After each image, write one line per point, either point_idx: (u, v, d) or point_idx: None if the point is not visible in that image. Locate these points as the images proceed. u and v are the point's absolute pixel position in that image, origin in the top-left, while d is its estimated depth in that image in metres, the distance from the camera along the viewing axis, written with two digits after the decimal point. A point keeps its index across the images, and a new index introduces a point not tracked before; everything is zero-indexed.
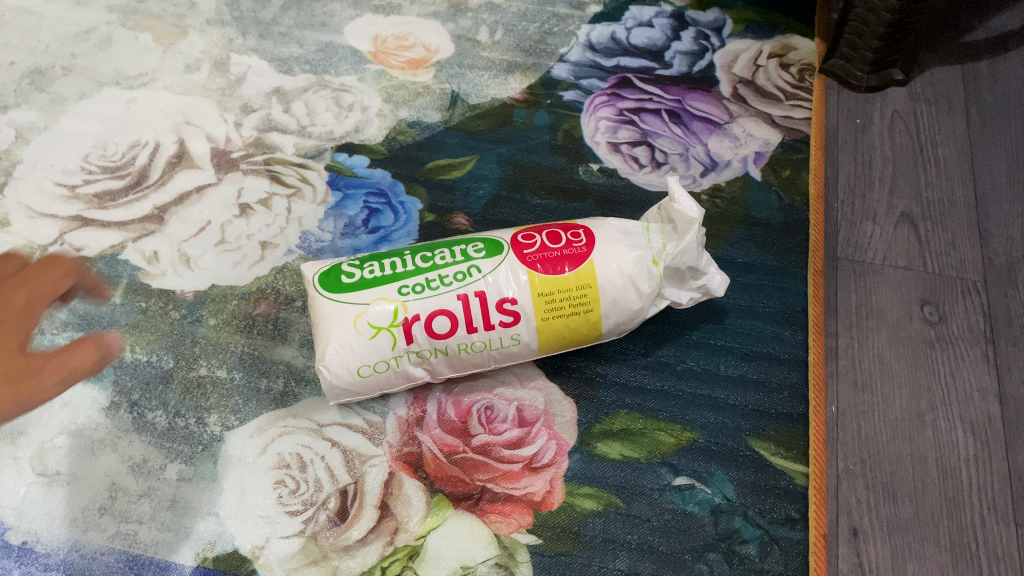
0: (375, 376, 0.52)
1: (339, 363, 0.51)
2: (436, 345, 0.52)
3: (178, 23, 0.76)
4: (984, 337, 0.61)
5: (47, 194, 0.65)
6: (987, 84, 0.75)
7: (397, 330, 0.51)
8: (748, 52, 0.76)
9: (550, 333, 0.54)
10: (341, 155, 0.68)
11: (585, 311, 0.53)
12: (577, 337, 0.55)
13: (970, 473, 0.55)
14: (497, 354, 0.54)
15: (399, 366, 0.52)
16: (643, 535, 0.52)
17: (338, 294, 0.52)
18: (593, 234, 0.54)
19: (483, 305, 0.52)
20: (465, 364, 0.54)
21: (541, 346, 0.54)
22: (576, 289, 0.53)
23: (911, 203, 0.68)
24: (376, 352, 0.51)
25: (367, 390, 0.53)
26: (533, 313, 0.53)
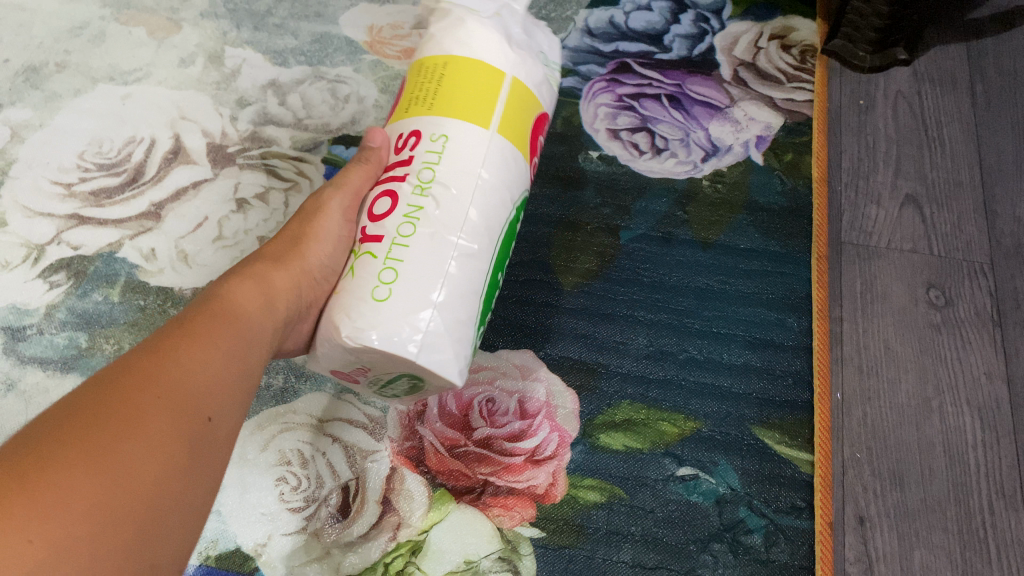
0: (397, 288, 0.45)
1: (354, 313, 0.45)
2: (401, 218, 0.48)
3: (172, 16, 0.76)
4: (990, 320, 0.60)
5: (43, 192, 0.64)
6: (992, 63, 0.74)
7: (367, 249, 0.48)
8: (749, 33, 0.75)
9: (447, 106, 0.52)
10: (337, 147, 0.67)
11: (445, 68, 0.54)
12: (489, 88, 0.53)
13: (977, 457, 0.54)
14: (447, 162, 0.50)
15: (403, 259, 0.46)
16: (647, 526, 0.51)
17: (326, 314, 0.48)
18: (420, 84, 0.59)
19: (398, 165, 0.52)
20: (438, 203, 0.48)
21: (466, 120, 0.52)
22: (423, 82, 0.55)
23: (916, 184, 0.67)
24: (372, 277, 0.46)
25: (411, 311, 0.44)
26: (424, 118, 0.53)
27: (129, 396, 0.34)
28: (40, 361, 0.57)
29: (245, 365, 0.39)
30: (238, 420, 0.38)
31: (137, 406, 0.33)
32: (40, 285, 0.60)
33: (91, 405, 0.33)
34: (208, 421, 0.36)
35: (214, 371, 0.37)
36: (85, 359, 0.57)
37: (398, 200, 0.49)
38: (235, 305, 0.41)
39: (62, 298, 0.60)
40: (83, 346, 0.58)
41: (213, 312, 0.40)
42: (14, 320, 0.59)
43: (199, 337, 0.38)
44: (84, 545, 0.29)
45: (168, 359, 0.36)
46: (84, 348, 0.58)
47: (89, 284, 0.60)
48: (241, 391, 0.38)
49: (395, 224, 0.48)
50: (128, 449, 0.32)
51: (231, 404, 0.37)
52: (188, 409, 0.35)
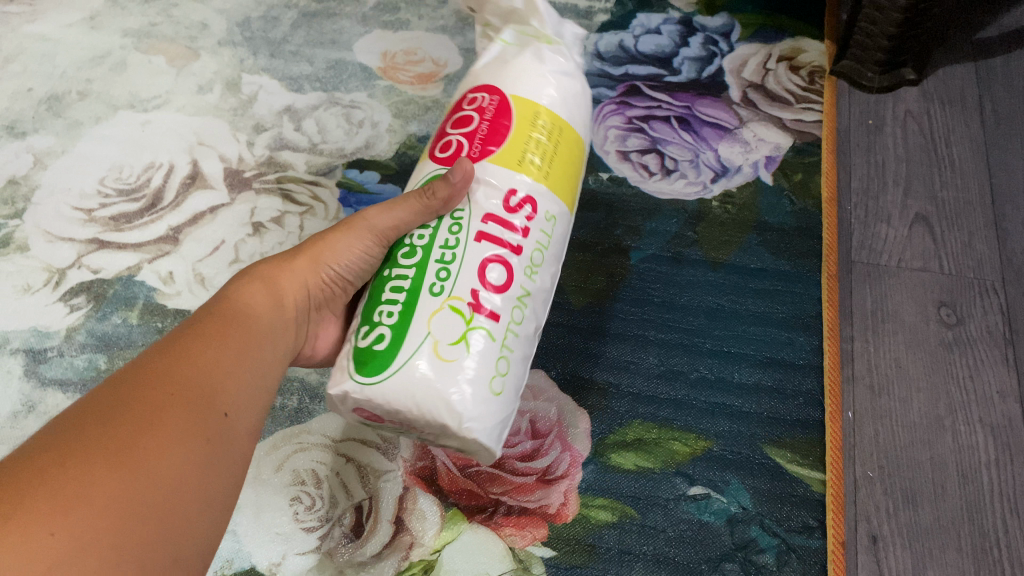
0: (504, 381, 0.40)
1: (473, 402, 0.38)
2: (515, 302, 0.42)
3: (190, 44, 0.77)
4: (1003, 338, 0.60)
5: (65, 217, 0.66)
6: (1001, 82, 0.75)
7: (479, 322, 0.40)
8: (758, 55, 0.75)
9: (561, 187, 0.46)
10: (352, 171, 0.69)
11: (559, 135, 0.47)
12: (570, 165, 0.48)
13: (991, 477, 0.54)
14: (551, 252, 0.45)
15: (513, 350, 0.41)
16: (659, 545, 0.51)
17: (385, 367, 0.38)
18: (491, 89, 0.48)
19: (511, 221, 0.43)
20: (542, 285, 0.44)
21: (563, 201, 0.46)
22: (531, 129, 0.46)
23: (926, 203, 0.67)
24: (485, 359, 0.39)
25: (508, 405, 0.41)
26: (536, 183, 0.45)
27: (146, 395, 0.33)
28: (60, 383, 0.58)
29: (260, 365, 0.39)
30: (253, 420, 0.38)
31: (155, 403, 0.33)
32: (61, 308, 0.61)
33: (113, 403, 0.32)
34: (224, 417, 0.35)
35: (230, 369, 0.37)
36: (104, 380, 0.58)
37: (514, 272, 0.42)
38: (252, 304, 0.41)
39: (82, 320, 0.61)
40: (102, 368, 0.59)
41: (223, 314, 0.40)
42: (34, 342, 0.60)
43: (214, 337, 0.38)
44: (108, 538, 0.28)
45: (182, 358, 0.36)
46: (103, 370, 0.59)
47: (109, 307, 0.61)
48: (258, 392, 0.38)
49: (512, 304, 0.41)
50: (149, 444, 0.31)
51: (246, 403, 0.37)
52: (204, 407, 0.35)
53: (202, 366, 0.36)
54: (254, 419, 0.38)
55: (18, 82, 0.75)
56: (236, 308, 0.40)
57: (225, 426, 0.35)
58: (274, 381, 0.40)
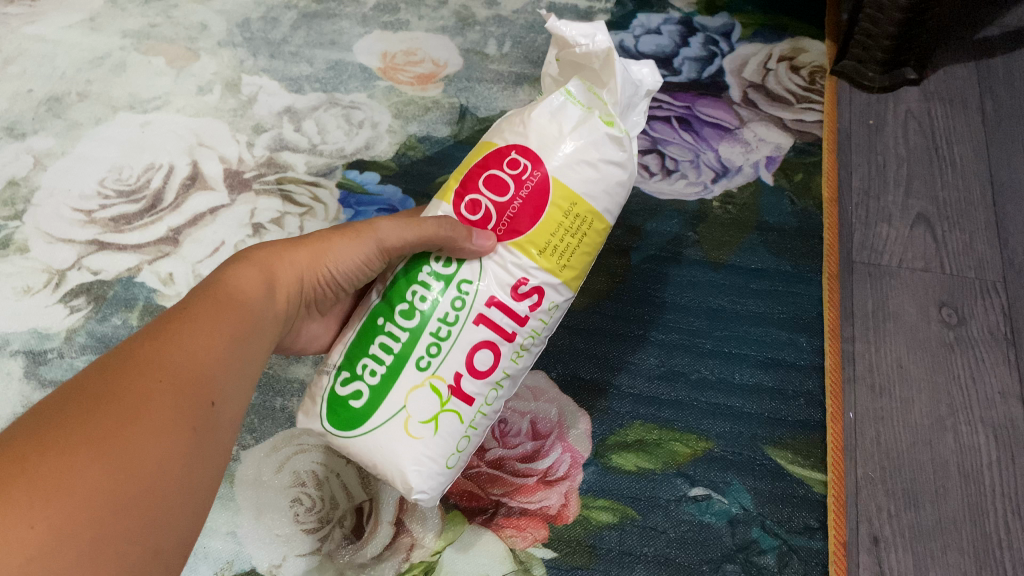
0: (459, 456, 0.44)
1: (426, 480, 0.42)
2: (493, 385, 0.44)
3: (190, 45, 0.77)
4: (1004, 338, 0.60)
5: (65, 219, 0.66)
6: (1002, 82, 0.74)
7: (452, 405, 0.42)
8: (758, 55, 0.75)
9: (576, 274, 0.45)
10: (352, 171, 0.68)
11: (591, 225, 0.45)
12: (594, 250, 0.46)
13: (993, 477, 0.54)
14: (546, 331, 0.46)
15: (478, 425, 0.44)
16: (660, 546, 0.51)
17: (359, 423, 0.42)
18: (537, 161, 0.43)
19: (513, 306, 0.43)
20: (527, 360, 0.46)
21: (573, 286, 0.46)
22: (563, 223, 0.44)
23: (928, 203, 0.67)
24: (448, 441, 0.43)
25: (458, 470, 0.45)
26: (550, 278, 0.44)
27: (132, 383, 0.32)
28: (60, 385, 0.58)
29: (250, 352, 0.38)
30: (240, 405, 0.37)
31: (140, 391, 0.32)
32: (61, 309, 0.61)
33: (96, 390, 0.31)
34: (211, 407, 0.34)
35: (220, 356, 0.36)
36: None
37: (501, 358, 0.43)
38: (249, 291, 0.40)
39: (82, 321, 0.61)
40: None
41: (216, 296, 0.39)
42: (35, 343, 0.60)
43: (206, 320, 0.37)
44: (84, 534, 0.28)
45: (172, 341, 0.35)
46: None
47: (109, 308, 0.61)
48: (246, 379, 0.38)
49: (490, 385, 0.44)
50: (132, 434, 0.30)
51: (233, 390, 0.36)
52: (192, 396, 0.34)
53: (192, 352, 0.35)
54: (242, 404, 0.37)
55: (18, 84, 0.75)
56: (232, 294, 0.39)
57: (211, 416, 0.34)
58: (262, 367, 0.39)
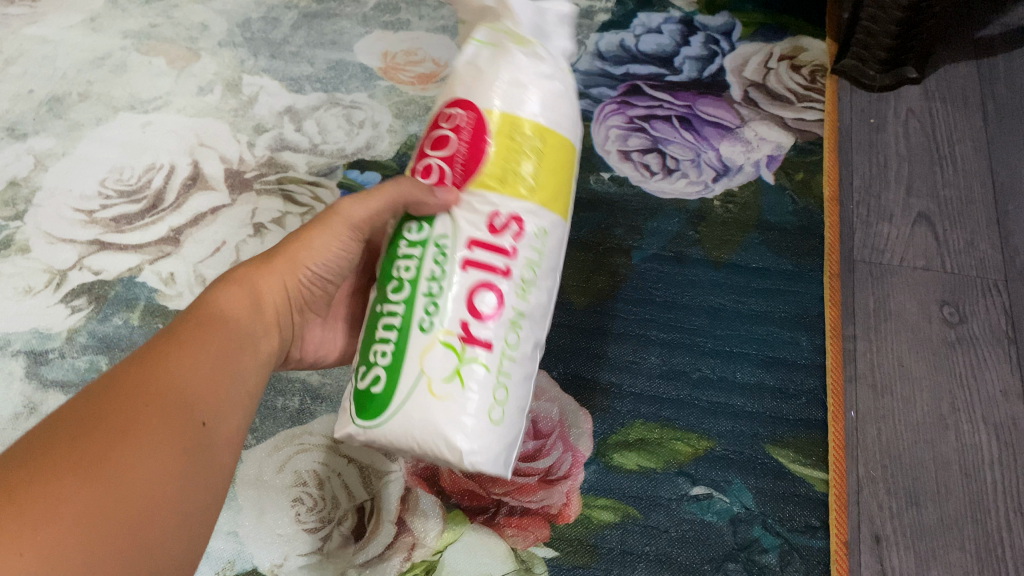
0: (510, 407, 0.37)
1: (472, 436, 0.36)
2: (508, 324, 0.38)
3: (191, 45, 0.77)
4: (1005, 337, 0.60)
5: (66, 219, 0.66)
6: (1003, 81, 0.74)
7: (472, 354, 0.37)
8: (759, 55, 0.75)
9: (554, 197, 0.41)
10: (353, 171, 0.68)
11: (543, 142, 0.41)
12: (562, 169, 0.42)
13: (995, 475, 0.54)
14: (549, 258, 0.40)
15: (511, 372, 0.38)
16: (661, 545, 0.51)
17: (382, 410, 0.36)
18: (466, 103, 0.41)
19: (495, 240, 0.38)
20: (542, 295, 0.40)
21: (556, 210, 0.41)
22: (513, 147, 0.40)
23: (929, 202, 0.67)
24: (484, 392, 0.36)
25: (517, 427, 0.38)
26: (524, 204, 0.39)
27: (119, 408, 0.32)
28: (61, 385, 0.58)
29: (242, 368, 0.38)
30: (235, 423, 0.37)
31: (129, 416, 0.32)
32: (62, 310, 0.61)
33: (83, 416, 0.31)
34: (202, 427, 0.35)
35: (210, 377, 0.36)
36: None
37: (507, 296, 0.38)
38: (234, 307, 0.40)
39: (83, 321, 0.61)
40: (103, 369, 0.59)
41: (203, 317, 0.39)
42: (36, 344, 0.60)
43: (192, 341, 0.37)
44: (75, 558, 0.28)
45: (160, 364, 0.35)
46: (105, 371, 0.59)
47: (109, 308, 0.61)
48: (240, 396, 0.38)
49: (504, 326, 0.38)
50: (121, 461, 0.31)
51: (227, 409, 0.36)
52: (183, 416, 0.34)
53: (181, 372, 0.35)
54: (238, 423, 0.37)
55: (19, 84, 0.75)
56: (216, 311, 0.39)
57: (203, 437, 0.34)
58: (257, 383, 0.40)
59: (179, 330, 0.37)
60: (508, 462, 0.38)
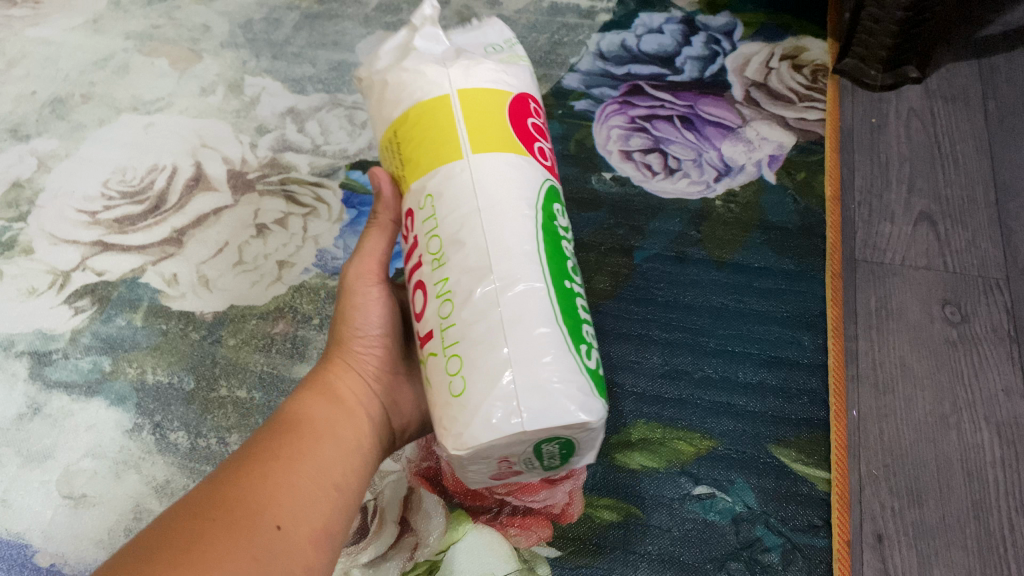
0: (469, 366, 0.34)
1: (450, 428, 0.34)
2: (435, 301, 0.36)
3: (193, 47, 0.78)
4: (1007, 336, 0.60)
5: (69, 220, 0.66)
6: (1005, 80, 0.74)
7: (428, 350, 0.36)
8: (761, 54, 0.75)
9: (439, 149, 0.39)
10: (355, 172, 0.69)
11: (407, 127, 0.41)
12: (433, 119, 0.39)
13: (997, 474, 0.54)
14: (447, 210, 0.37)
15: (458, 337, 0.35)
16: (664, 545, 0.51)
17: None
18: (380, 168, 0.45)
19: (411, 251, 0.40)
20: (455, 243, 0.36)
21: (450, 150, 0.39)
22: (398, 158, 0.41)
23: (930, 201, 0.67)
24: (440, 380, 0.35)
25: (498, 371, 0.33)
26: (418, 189, 0.40)
27: (191, 528, 0.35)
28: (64, 386, 0.58)
29: (323, 466, 0.41)
30: (322, 524, 0.39)
31: (195, 533, 0.35)
32: (65, 310, 0.61)
33: (159, 539, 0.34)
34: (278, 529, 0.37)
35: (288, 481, 0.39)
36: (108, 382, 0.58)
37: (426, 282, 0.37)
38: (307, 412, 0.43)
39: (87, 322, 0.61)
40: (106, 370, 0.59)
41: (277, 428, 0.42)
42: (40, 345, 0.60)
43: (268, 453, 0.40)
44: None
45: (236, 479, 0.38)
46: (108, 372, 0.59)
47: (113, 309, 0.62)
48: (323, 493, 0.40)
49: (434, 309, 0.36)
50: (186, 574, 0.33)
51: (308, 508, 0.38)
52: (256, 520, 0.36)
53: (256, 483, 0.38)
54: (323, 519, 0.39)
55: (21, 86, 0.75)
56: (291, 420, 0.43)
57: (279, 538, 0.36)
58: (346, 477, 0.42)
59: (257, 446, 0.41)
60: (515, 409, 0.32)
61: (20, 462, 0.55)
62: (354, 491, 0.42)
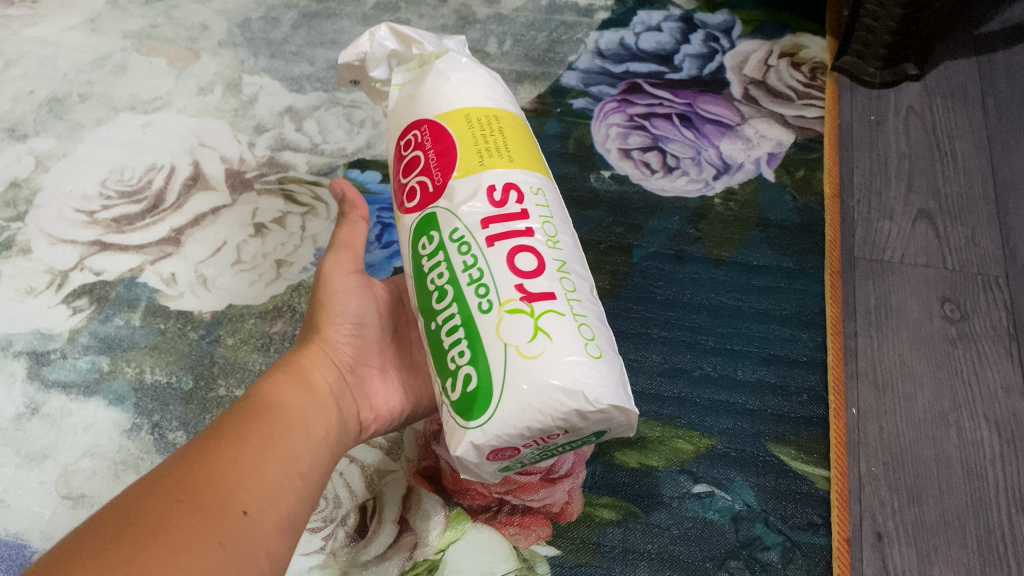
0: (600, 342, 0.38)
1: (592, 378, 0.35)
2: (557, 273, 0.39)
3: (191, 46, 0.77)
4: (1006, 333, 0.60)
5: (67, 220, 0.66)
6: (1004, 77, 0.74)
7: (544, 308, 0.37)
8: (759, 52, 0.75)
9: (533, 159, 0.44)
10: (353, 171, 0.68)
11: (497, 120, 0.45)
12: (523, 138, 0.46)
13: (996, 472, 0.54)
14: (559, 214, 0.42)
15: (586, 314, 0.38)
16: (663, 543, 0.51)
17: (488, 399, 0.36)
18: (425, 122, 0.45)
19: (503, 212, 0.40)
20: (569, 247, 0.41)
21: (541, 172, 0.45)
22: (478, 133, 0.44)
23: (930, 199, 0.67)
24: (570, 334, 0.36)
25: (617, 361, 0.38)
26: (511, 168, 0.43)
27: (156, 507, 0.34)
28: (63, 385, 0.58)
29: (293, 455, 0.41)
30: (287, 511, 0.39)
31: (161, 512, 0.34)
32: (64, 310, 0.61)
33: (124, 516, 0.33)
34: (244, 515, 0.36)
35: (255, 464, 0.38)
36: (107, 382, 0.58)
37: (541, 252, 0.39)
38: (280, 398, 0.43)
39: (85, 322, 0.61)
40: (105, 370, 0.59)
41: (247, 411, 0.41)
42: (38, 345, 0.60)
43: (238, 436, 0.39)
44: None
45: (201, 459, 0.37)
46: (106, 372, 0.58)
47: (111, 309, 0.61)
48: (290, 482, 0.40)
49: (556, 278, 0.38)
50: (150, 556, 0.31)
51: (275, 497, 0.38)
52: (222, 500, 0.36)
53: (223, 465, 0.37)
54: (289, 509, 0.39)
55: (19, 85, 0.75)
56: (261, 406, 0.42)
57: (246, 522, 0.36)
58: (311, 468, 0.42)
59: (224, 428, 0.40)
60: (632, 396, 0.37)
61: (18, 462, 0.55)
62: (317, 483, 0.42)
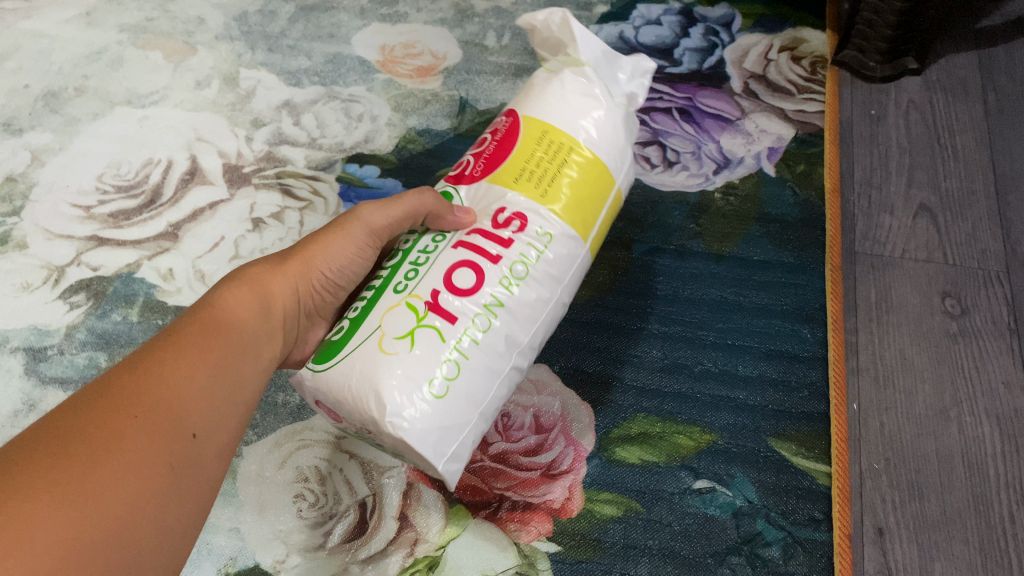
0: (451, 387, 0.41)
1: (400, 399, 0.40)
2: (480, 307, 0.43)
3: (187, 39, 0.77)
4: (1007, 328, 0.60)
5: (63, 215, 0.65)
6: (1005, 71, 0.74)
7: (431, 321, 0.42)
8: (759, 46, 0.75)
9: (576, 211, 0.47)
10: (351, 165, 0.68)
11: (573, 159, 0.48)
12: (590, 186, 0.48)
13: (997, 467, 0.54)
14: (546, 266, 0.45)
15: (468, 357, 0.42)
16: (664, 539, 0.51)
17: (334, 355, 0.42)
18: (515, 116, 0.50)
19: (490, 231, 0.45)
20: (529, 296, 0.44)
21: (577, 228, 0.47)
22: (536, 155, 0.47)
23: (930, 193, 0.67)
24: (428, 355, 0.41)
25: (456, 411, 0.41)
26: (535, 203, 0.46)
27: (113, 416, 0.33)
28: (60, 381, 0.58)
29: (241, 382, 0.39)
30: (227, 437, 0.38)
31: (115, 427, 0.32)
32: (60, 306, 0.61)
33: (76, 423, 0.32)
34: (192, 439, 0.35)
35: (207, 386, 0.37)
36: None
37: (484, 279, 0.44)
38: (239, 317, 0.41)
39: (82, 318, 0.60)
40: (102, 366, 0.58)
41: (206, 323, 0.39)
42: (34, 340, 0.59)
43: (193, 351, 0.37)
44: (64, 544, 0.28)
45: (156, 369, 0.35)
46: (104, 367, 0.58)
47: (109, 304, 0.61)
48: (234, 408, 0.38)
49: (474, 310, 0.43)
50: (104, 476, 0.31)
51: (220, 422, 0.37)
52: (175, 423, 0.34)
53: (179, 381, 0.36)
54: (228, 434, 0.38)
55: (14, 80, 0.74)
56: (219, 325, 0.39)
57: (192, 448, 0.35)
58: (254, 395, 0.40)
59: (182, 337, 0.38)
60: (447, 450, 0.41)
61: None
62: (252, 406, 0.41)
